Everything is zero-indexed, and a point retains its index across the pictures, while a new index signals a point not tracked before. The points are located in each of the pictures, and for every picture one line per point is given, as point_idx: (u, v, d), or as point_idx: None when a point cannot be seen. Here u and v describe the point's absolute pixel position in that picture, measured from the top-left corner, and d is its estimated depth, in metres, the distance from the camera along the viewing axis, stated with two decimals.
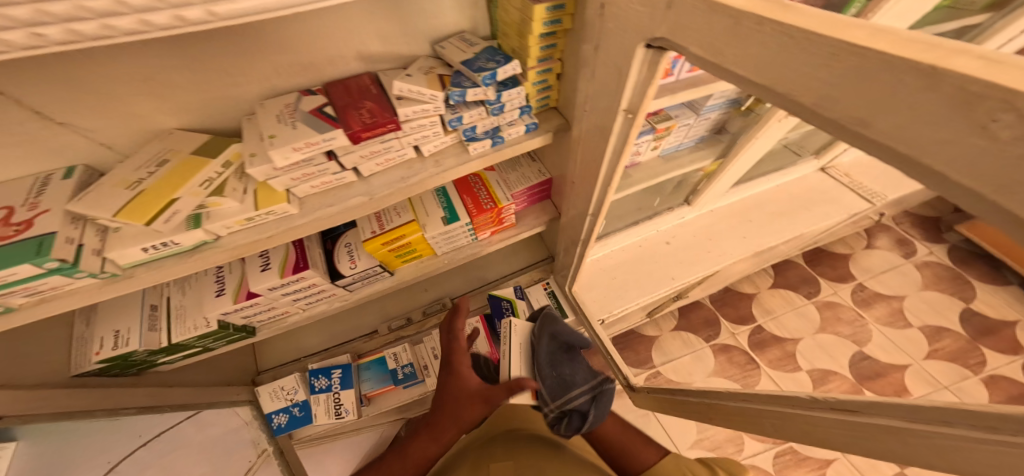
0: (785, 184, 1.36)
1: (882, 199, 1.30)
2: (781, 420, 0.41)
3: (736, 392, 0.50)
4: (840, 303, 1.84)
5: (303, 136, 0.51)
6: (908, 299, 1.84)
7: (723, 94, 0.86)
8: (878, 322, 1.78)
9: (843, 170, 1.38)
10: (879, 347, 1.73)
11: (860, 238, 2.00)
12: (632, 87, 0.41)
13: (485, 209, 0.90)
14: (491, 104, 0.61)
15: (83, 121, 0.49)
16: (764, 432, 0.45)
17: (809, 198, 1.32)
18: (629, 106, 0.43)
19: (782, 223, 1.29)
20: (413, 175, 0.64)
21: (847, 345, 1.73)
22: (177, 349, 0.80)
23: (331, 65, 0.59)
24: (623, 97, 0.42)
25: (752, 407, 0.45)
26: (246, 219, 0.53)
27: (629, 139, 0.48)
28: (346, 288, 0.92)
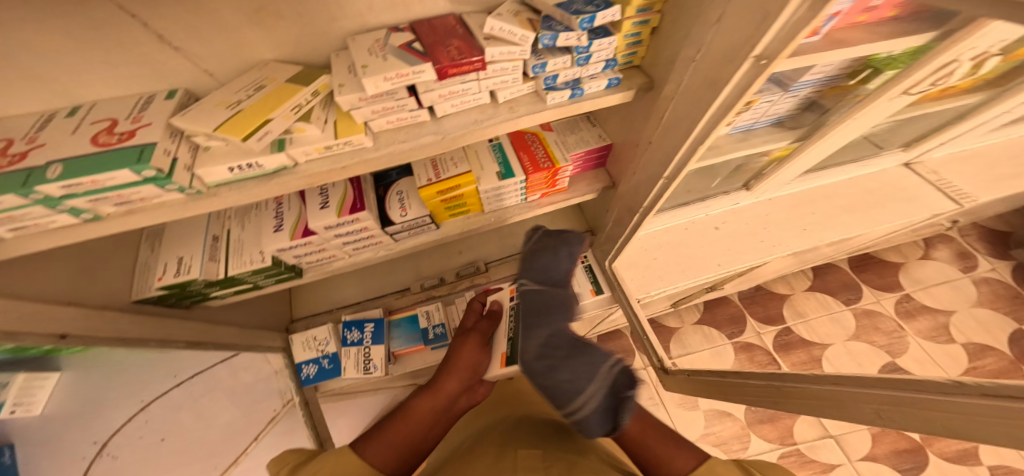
0: (863, 178, 1.30)
1: (971, 201, 1.22)
2: (893, 408, 0.39)
3: (821, 376, 0.48)
4: (881, 312, 1.75)
5: (394, 67, 0.51)
6: (957, 315, 1.73)
7: (825, 69, 0.75)
8: (919, 335, 1.69)
9: (931, 167, 1.32)
10: (912, 359, 1.65)
11: (918, 247, 1.88)
12: (775, 32, 0.36)
13: (543, 168, 0.86)
14: (579, 53, 0.57)
15: (194, 48, 0.50)
16: (858, 418, 0.43)
17: (884, 195, 1.26)
18: (763, 52, 0.38)
19: (849, 218, 1.24)
20: (486, 120, 0.61)
21: (879, 355, 1.66)
22: (233, 282, 0.81)
23: (420, 3, 0.58)
24: (759, 42, 0.37)
25: (848, 388, 0.43)
26: (325, 148, 0.53)
27: (746, 93, 0.44)
28: (393, 236, 0.92)
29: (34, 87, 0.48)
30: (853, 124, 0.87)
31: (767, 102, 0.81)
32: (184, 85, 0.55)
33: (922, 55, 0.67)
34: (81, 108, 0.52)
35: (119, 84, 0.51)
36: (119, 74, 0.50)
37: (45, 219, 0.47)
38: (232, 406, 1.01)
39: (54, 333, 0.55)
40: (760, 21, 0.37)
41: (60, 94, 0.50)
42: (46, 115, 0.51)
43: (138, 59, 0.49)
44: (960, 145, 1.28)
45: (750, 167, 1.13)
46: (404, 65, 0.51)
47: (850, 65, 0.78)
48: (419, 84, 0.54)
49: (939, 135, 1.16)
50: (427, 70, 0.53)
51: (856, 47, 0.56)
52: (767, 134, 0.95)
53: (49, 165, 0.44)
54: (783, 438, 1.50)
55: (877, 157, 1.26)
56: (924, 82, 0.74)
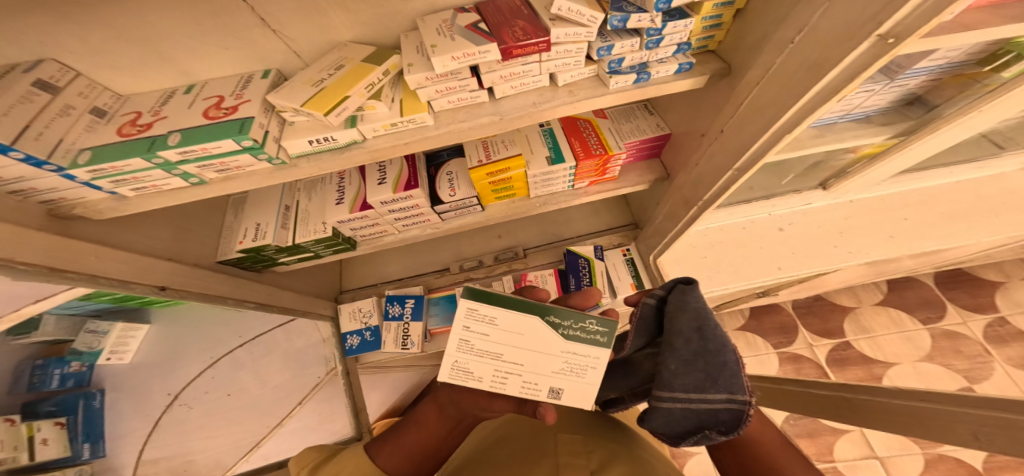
0: (969, 181, 1.16)
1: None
2: (997, 430, 0.34)
3: (907, 391, 0.44)
4: (964, 334, 1.56)
5: (461, 46, 0.51)
6: None
7: (946, 55, 0.66)
8: (1008, 362, 1.50)
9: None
10: (995, 387, 1.47)
11: (1023, 266, 1.65)
12: (911, 8, 0.32)
13: (595, 154, 0.84)
14: (649, 35, 0.55)
15: (289, 31, 0.53)
16: (945, 438, 0.39)
17: (990, 203, 1.12)
18: (890, 29, 0.35)
19: (944, 226, 1.11)
20: (545, 102, 0.61)
21: (955, 380, 1.49)
22: (298, 250, 0.88)
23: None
24: (888, 17, 0.33)
25: (931, 405, 0.40)
26: (391, 125, 0.56)
27: (860, 75, 0.39)
28: (440, 215, 0.96)
29: (158, 67, 0.54)
30: (972, 118, 0.80)
31: (866, 91, 0.73)
32: (276, 66, 0.58)
33: None
34: (195, 86, 0.57)
35: (225, 66, 0.56)
36: (227, 55, 0.54)
37: (161, 181, 0.54)
38: (284, 369, 1.12)
39: (157, 284, 0.63)
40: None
41: (180, 74, 0.56)
42: (167, 92, 0.57)
43: (241, 41, 0.53)
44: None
45: (830, 165, 1.04)
46: (471, 45, 0.52)
47: (983, 51, 0.68)
48: (482, 65, 0.54)
49: None
50: (492, 50, 0.52)
51: (988, 30, 0.49)
52: (859, 127, 0.86)
53: (169, 133, 0.50)
54: (822, 455, 1.41)
55: (998, 158, 1.10)
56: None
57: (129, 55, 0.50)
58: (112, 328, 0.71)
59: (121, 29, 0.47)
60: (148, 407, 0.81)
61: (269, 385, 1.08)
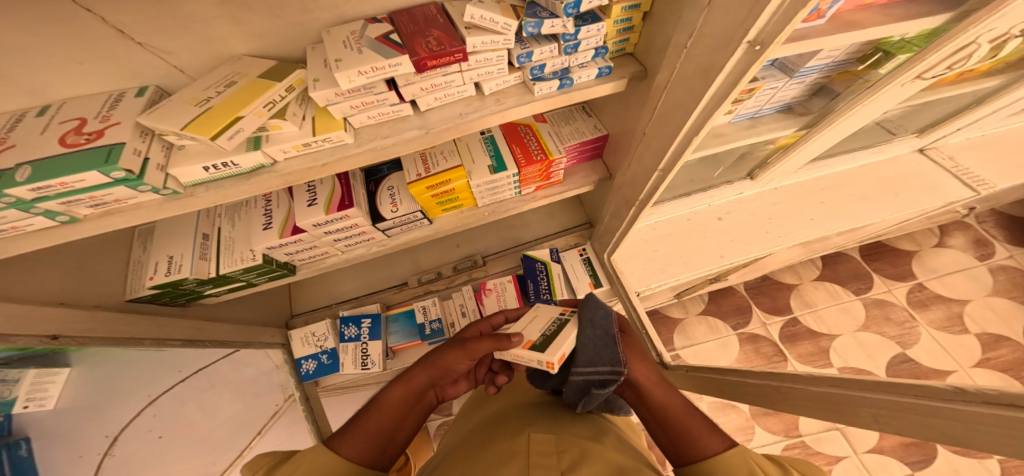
0: (876, 165, 1.27)
1: (989, 188, 1.20)
2: (890, 412, 0.38)
3: (818, 376, 0.47)
4: (892, 302, 1.70)
5: (369, 60, 0.48)
6: (971, 304, 1.68)
7: (832, 53, 0.71)
8: (931, 325, 1.64)
9: (948, 152, 1.28)
10: (925, 351, 1.60)
11: (932, 235, 1.83)
12: (769, 15, 0.34)
13: (536, 161, 0.84)
14: (565, 40, 0.55)
15: (158, 42, 0.48)
16: (855, 423, 0.42)
17: (897, 183, 1.23)
18: (757, 36, 0.36)
19: (862, 208, 1.21)
20: (471, 112, 0.59)
21: (889, 346, 1.62)
22: (226, 280, 0.83)
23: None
24: (754, 26, 0.35)
25: (839, 390, 0.43)
26: (303, 145, 0.52)
27: (743, 81, 0.41)
28: (385, 233, 0.94)
29: (4, 89, 0.47)
30: (863, 110, 0.87)
31: (771, 89, 0.77)
32: (154, 81, 0.53)
33: (943, 34, 0.65)
34: (50, 107, 0.50)
35: (88, 82, 0.50)
36: (85, 70, 0.49)
37: (22, 222, 0.47)
38: (236, 400, 1.03)
39: (46, 333, 0.55)
40: (754, 1, 0.34)
41: (29, 94, 0.49)
42: (17, 114, 0.50)
43: (105, 54, 0.47)
44: (978, 130, 1.26)
45: (754, 155, 1.11)
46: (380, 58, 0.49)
47: (861, 50, 0.75)
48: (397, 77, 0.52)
49: (959, 120, 1.13)
50: (404, 63, 0.50)
51: (857, 33, 0.53)
52: (770, 122, 0.92)
53: (18, 167, 0.44)
54: (788, 431, 1.50)
55: (891, 142, 1.22)
56: (939, 66, 0.73)
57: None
58: (23, 376, 0.64)
59: None
60: (83, 451, 0.77)
61: (222, 417, 0.99)
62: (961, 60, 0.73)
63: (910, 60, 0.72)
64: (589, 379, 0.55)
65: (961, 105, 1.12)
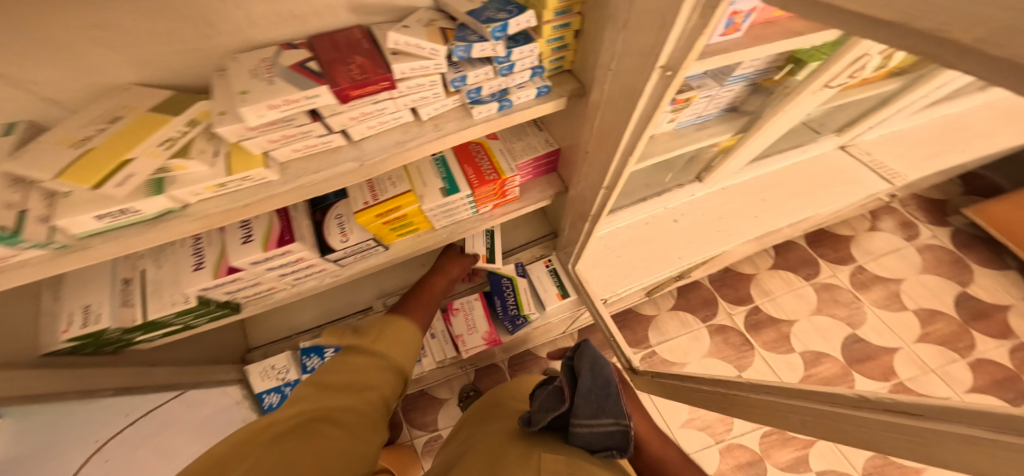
0: (805, 163, 1.37)
1: (901, 180, 1.34)
2: (815, 418, 0.46)
3: (757, 385, 0.56)
4: (839, 285, 1.81)
5: (280, 92, 0.43)
6: (906, 283, 1.82)
7: (753, 64, 0.82)
8: (874, 304, 1.76)
9: (864, 148, 1.40)
10: (872, 330, 1.71)
11: (865, 220, 1.96)
12: (675, 40, 0.35)
13: (489, 180, 0.83)
14: (499, 62, 0.54)
15: (23, 75, 0.41)
16: (789, 425, 0.50)
17: (825, 178, 1.33)
18: (668, 62, 0.38)
19: (797, 204, 1.30)
20: (409, 140, 0.57)
21: (841, 327, 1.72)
22: (158, 326, 0.76)
23: (316, 17, 0.50)
24: (663, 52, 0.37)
25: (776, 399, 0.51)
26: (217, 185, 0.48)
27: (660, 105, 0.43)
28: (337, 263, 0.89)
29: None
30: (789, 113, 0.94)
31: (705, 97, 0.86)
32: (25, 117, 0.46)
33: (844, 45, 0.75)
34: None
35: None
36: None
37: None
38: (192, 441, 0.98)
39: None
40: (660, 27, 0.36)
41: None
42: None
43: None
44: (888, 126, 1.39)
45: (701, 158, 1.20)
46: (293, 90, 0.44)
47: (777, 60, 0.86)
48: (320, 108, 0.48)
49: (870, 119, 1.26)
50: (323, 94, 0.46)
51: (768, 46, 0.62)
52: (711, 127, 1.00)
53: None
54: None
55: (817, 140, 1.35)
56: (841, 74, 0.83)
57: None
58: None
59: None
60: None
61: (181, 460, 0.93)
62: (860, 66, 0.84)
63: (818, 69, 0.81)
64: (593, 432, 0.57)
65: (868, 105, 1.27)
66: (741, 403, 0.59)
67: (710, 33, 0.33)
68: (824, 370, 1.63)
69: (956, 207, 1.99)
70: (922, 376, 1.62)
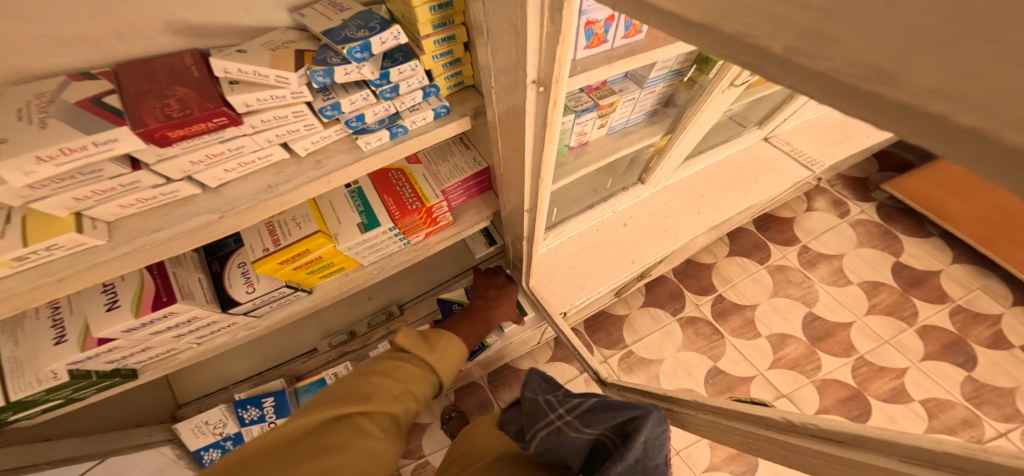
0: (733, 156, 1.37)
1: (818, 166, 1.34)
2: (761, 442, 0.41)
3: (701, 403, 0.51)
4: (790, 266, 1.81)
5: (56, 139, 0.34)
6: (846, 258, 1.81)
7: (667, 63, 0.79)
8: (823, 282, 1.76)
9: (784, 138, 1.41)
10: (824, 306, 1.71)
11: (801, 201, 1.95)
12: (534, 52, 0.31)
13: (411, 210, 0.76)
14: (376, 85, 0.47)
15: None
16: (737, 445, 0.46)
17: (752, 168, 1.35)
18: (537, 77, 0.33)
19: (736, 196, 1.30)
20: (284, 183, 0.49)
21: (797, 307, 1.72)
22: (29, 404, 0.65)
23: (119, 41, 0.42)
24: (528, 65, 0.32)
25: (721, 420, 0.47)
26: (15, 259, 0.39)
27: (549, 122, 0.38)
28: (250, 315, 0.78)
29: None
30: (701, 115, 0.92)
31: (629, 101, 0.84)
32: None
33: None
34: None
35: None
36: None
37: None
38: None
39: None
40: (516, 35, 0.31)
41: None
42: None
43: None
44: (801, 117, 1.40)
45: (640, 158, 1.18)
46: (78, 133, 0.35)
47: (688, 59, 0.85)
48: (138, 154, 0.39)
49: (779, 114, 1.28)
50: (126, 137, 0.36)
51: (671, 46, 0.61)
52: (641, 129, 0.99)
53: None
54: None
55: (743, 134, 1.35)
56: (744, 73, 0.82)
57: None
58: None
59: None
60: None
61: None
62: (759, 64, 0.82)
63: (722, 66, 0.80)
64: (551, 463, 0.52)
65: (780, 99, 1.28)
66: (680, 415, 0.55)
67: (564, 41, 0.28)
68: (791, 351, 1.62)
69: (875, 183, 1.97)
70: (878, 348, 1.62)
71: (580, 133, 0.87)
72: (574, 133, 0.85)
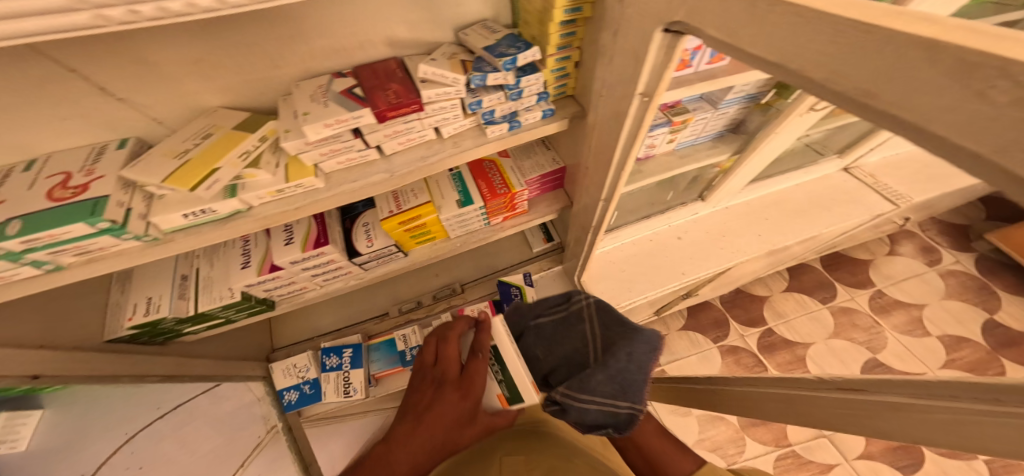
0: (807, 182, 1.39)
1: (907, 201, 1.32)
2: (787, 405, 0.44)
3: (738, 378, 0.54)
4: (857, 309, 1.79)
5: (333, 113, 0.55)
6: (929, 308, 1.78)
7: (744, 87, 0.90)
8: (896, 330, 1.73)
9: (868, 170, 1.40)
10: (893, 354, 1.68)
11: (885, 243, 1.94)
12: (648, 72, 0.44)
13: (499, 193, 0.92)
14: (510, 89, 0.63)
15: (144, 100, 0.54)
16: (765, 417, 0.49)
17: (831, 197, 1.35)
18: (644, 89, 0.47)
19: (801, 222, 1.32)
20: (432, 155, 0.66)
21: (860, 352, 1.70)
22: (204, 319, 0.83)
23: (360, 50, 0.63)
24: (640, 81, 0.45)
25: (752, 389, 0.50)
26: (277, 191, 0.57)
27: (644, 124, 0.51)
28: (362, 266, 0.96)
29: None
30: (776, 138, 0.99)
31: (701, 118, 0.94)
32: (136, 134, 0.58)
33: None
34: (36, 161, 0.54)
35: (74, 134, 0.54)
36: (70, 126, 0.53)
37: (10, 271, 0.47)
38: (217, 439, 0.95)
39: (29, 374, 0.59)
40: (636, 62, 0.45)
41: (17, 149, 0.52)
42: (3, 171, 0.53)
43: (87, 110, 0.52)
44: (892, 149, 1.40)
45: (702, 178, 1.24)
46: (344, 111, 0.56)
47: (767, 84, 0.94)
48: (362, 126, 0.59)
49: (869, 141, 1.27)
50: (366, 114, 0.57)
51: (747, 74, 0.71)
52: (709, 148, 1.09)
53: (10, 221, 0.46)
54: (778, 440, 1.52)
55: (820, 162, 1.35)
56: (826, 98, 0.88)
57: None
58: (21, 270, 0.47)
59: None
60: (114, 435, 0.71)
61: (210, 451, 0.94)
62: None
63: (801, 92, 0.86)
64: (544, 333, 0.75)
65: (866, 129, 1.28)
66: (715, 395, 0.58)
67: (676, 62, 0.42)
68: None
69: (980, 232, 1.96)
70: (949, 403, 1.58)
71: (649, 145, 0.98)
72: (644, 145, 0.97)
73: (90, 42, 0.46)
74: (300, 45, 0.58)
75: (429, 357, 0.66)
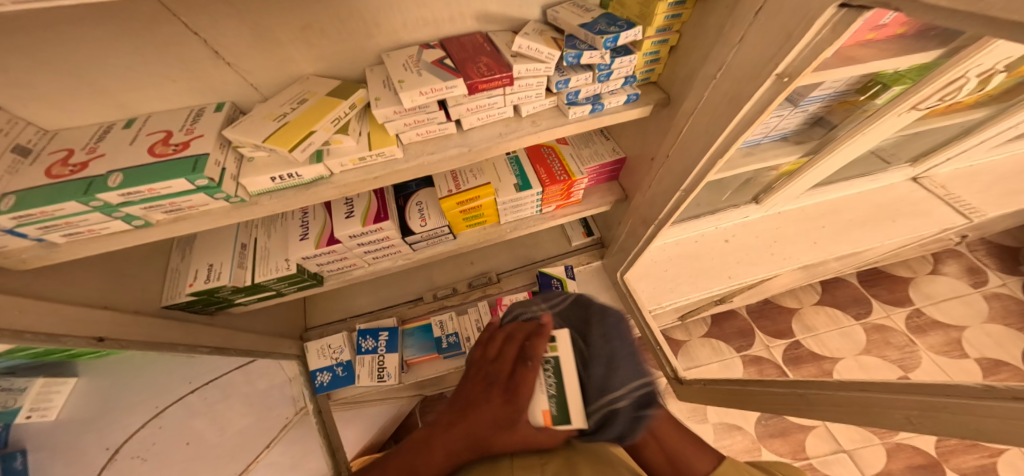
0: (869, 192, 1.34)
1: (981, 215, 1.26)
2: (923, 412, 0.42)
3: (845, 382, 0.51)
4: (892, 327, 1.73)
5: (428, 82, 0.54)
6: (969, 330, 1.70)
7: (832, 85, 0.85)
8: (932, 350, 1.66)
9: (938, 181, 1.35)
10: (925, 374, 1.62)
11: (927, 262, 1.89)
12: (798, 50, 0.41)
13: (559, 180, 0.88)
14: (601, 70, 0.61)
15: (245, 64, 0.56)
16: (883, 423, 0.47)
17: (894, 209, 1.30)
18: (785, 70, 0.43)
19: (860, 233, 1.27)
20: (510, 133, 0.64)
21: (892, 370, 1.64)
22: (257, 290, 0.82)
23: (449, 23, 0.62)
24: (782, 61, 0.42)
25: (867, 392, 0.48)
26: (359, 159, 0.57)
27: (769, 108, 0.48)
28: (412, 247, 0.94)
29: (98, 99, 0.54)
30: (862, 137, 0.97)
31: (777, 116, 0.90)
32: (231, 98, 0.60)
33: (934, 70, 0.76)
34: (136, 119, 0.57)
35: (174, 98, 0.57)
36: (173, 87, 0.56)
37: (100, 226, 0.51)
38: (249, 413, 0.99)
39: (94, 335, 0.56)
40: (784, 41, 0.42)
41: (119, 107, 0.56)
42: (104, 126, 0.56)
43: (193, 73, 0.55)
44: (965, 161, 1.33)
45: (758, 181, 1.20)
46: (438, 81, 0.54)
47: (859, 83, 0.87)
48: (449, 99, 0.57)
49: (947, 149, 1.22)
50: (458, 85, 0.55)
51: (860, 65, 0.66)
52: (779, 148, 1.03)
53: (110, 174, 0.48)
54: (795, 453, 1.48)
55: (886, 171, 1.30)
56: (931, 97, 0.84)
57: (58, 87, 0.50)
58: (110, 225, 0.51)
59: (59, 65, 0.48)
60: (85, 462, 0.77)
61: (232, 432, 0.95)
62: (949, 93, 0.84)
63: (907, 91, 0.82)
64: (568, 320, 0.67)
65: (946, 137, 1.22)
66: (811, 396, 0.55)
67: (835, 46, 0.39)
68: None
69: None
70: None
71: None
72: None
73: (210, 12, 0.49)
74: (395, 13, 0.58)
75: (492, 352, 0.57)
